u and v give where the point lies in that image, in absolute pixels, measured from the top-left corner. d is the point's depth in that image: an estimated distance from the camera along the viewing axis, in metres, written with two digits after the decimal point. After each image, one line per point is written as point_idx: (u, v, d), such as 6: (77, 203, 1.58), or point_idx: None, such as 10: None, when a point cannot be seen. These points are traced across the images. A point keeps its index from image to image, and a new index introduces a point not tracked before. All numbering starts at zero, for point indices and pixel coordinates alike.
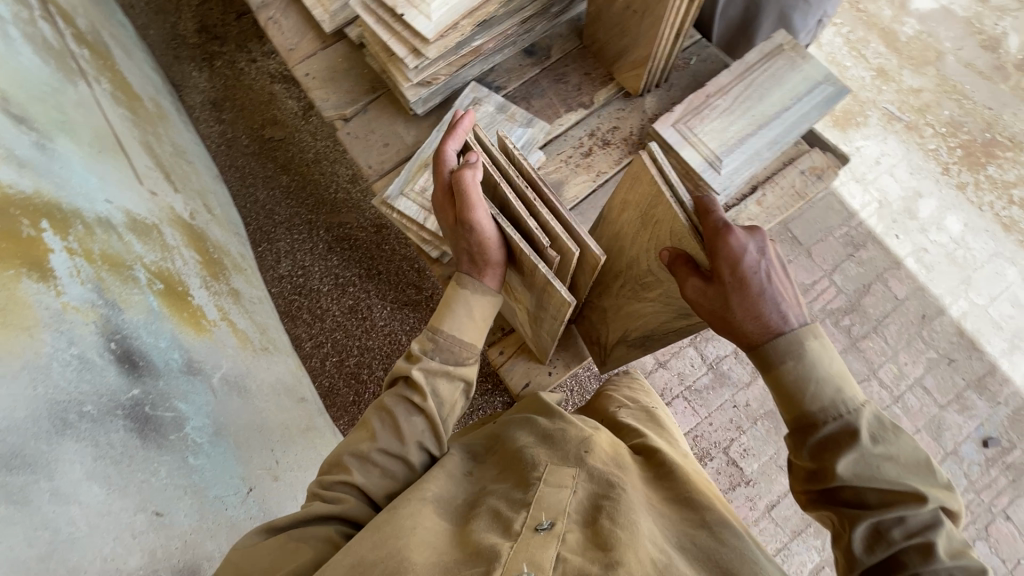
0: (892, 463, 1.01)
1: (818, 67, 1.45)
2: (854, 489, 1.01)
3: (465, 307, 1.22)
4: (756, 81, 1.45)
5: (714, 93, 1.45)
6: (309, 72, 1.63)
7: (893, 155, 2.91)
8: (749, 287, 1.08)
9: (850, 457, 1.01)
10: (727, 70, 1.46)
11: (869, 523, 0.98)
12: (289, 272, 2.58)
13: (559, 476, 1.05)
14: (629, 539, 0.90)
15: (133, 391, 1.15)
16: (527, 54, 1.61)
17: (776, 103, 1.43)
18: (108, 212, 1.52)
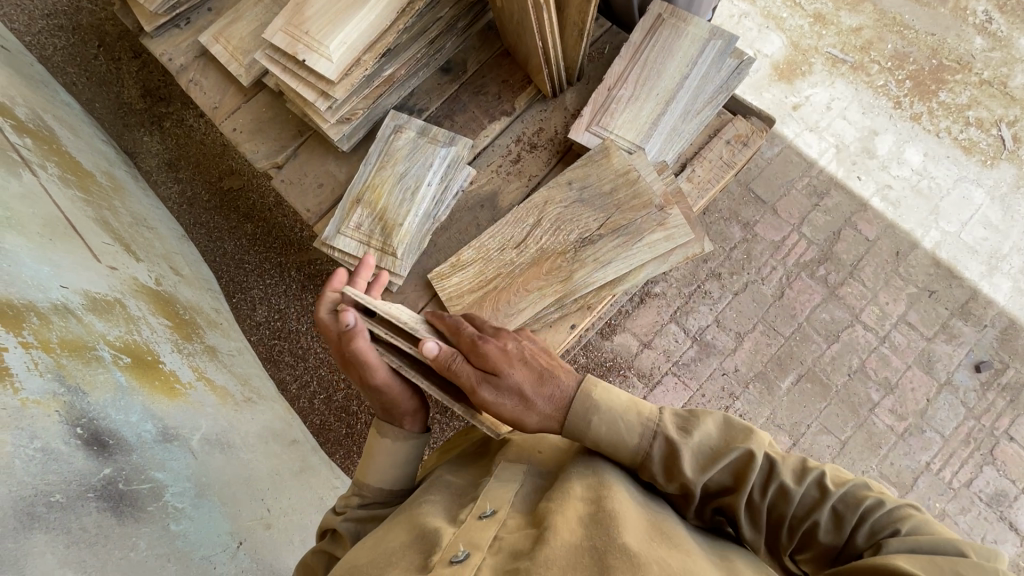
0: (707, 434, 1.05)
1: (701, 26, 1.45)
2: (712, 481, 1.03)
3: (388, 458, 1.32)
4: (649, 60, 1.45)
5: (614, 85, 1.45)
6: (236, 127, 1.65)
7: (843, 98, 2.90)
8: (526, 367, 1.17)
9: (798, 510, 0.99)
10: (618, 58, 1.46)
11: (796, 458, 1.03)
12: (266, 318, 2.63)
13: (512, 471, 1.11)
14: (560, 502, 0.98)
15: (104, 470, 1.19)
16: (443, 71, 1.61)
17: (675, 75, 1.43)
18: (63, 297, 1.54)
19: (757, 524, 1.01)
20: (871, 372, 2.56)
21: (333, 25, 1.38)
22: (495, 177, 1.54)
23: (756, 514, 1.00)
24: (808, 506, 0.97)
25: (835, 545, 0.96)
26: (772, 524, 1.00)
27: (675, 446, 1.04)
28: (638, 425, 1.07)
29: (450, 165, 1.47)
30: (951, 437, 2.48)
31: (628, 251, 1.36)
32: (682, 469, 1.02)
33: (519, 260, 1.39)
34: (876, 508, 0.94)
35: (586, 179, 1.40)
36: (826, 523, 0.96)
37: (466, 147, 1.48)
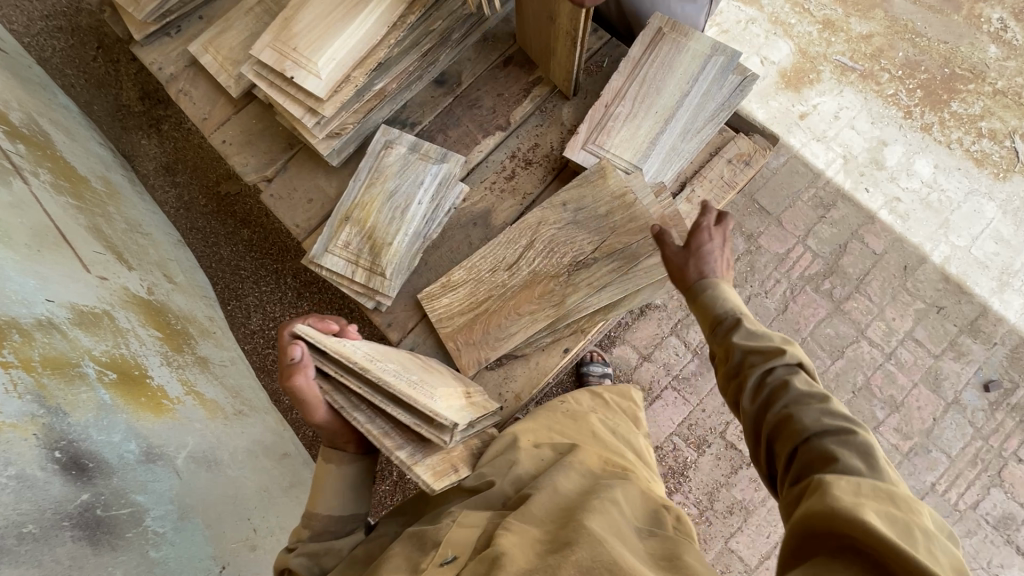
0: (769, 335, 1.09)
1: (703, 41, 1.40)
2: (748, 356, 1.07)
3: (336, 485, 1.31)
4: (648, 76, 1.40)
5: (611, 101, 1.40)
6: (226, 139, 1.62)
7: (851, 107, 2.84)
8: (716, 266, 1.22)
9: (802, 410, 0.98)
10: (616, 73, 1.41)
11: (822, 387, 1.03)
12: (261, 326, 2.60)
13: (476, 516, 1.14)
14: (517, 537, 1.03)
15: (81, 496, 1.16)
16: (437, 84, 1.58)
17: (675, 92, 1.38)
18: (49, 311, 1.52)
19: (755, 398, 1.05)
20: (876, 389, 2.50)
21: (321, 40, 1.33)
22: (488, 194, 1.50)
23: (759, 391, 1.05)
24: (805, 401, 0.99)
25: (802, 435, 0.96)
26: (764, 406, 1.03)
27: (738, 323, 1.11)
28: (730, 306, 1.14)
29: (441, 182, 1.43)
30: (957, 458, 2.42)
31: (625, 275, 1.31)
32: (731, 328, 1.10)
33: (512, 282, 1.35)
34: (861, 445, 0.92)
35: (581, 201, 1.36)
36: (809, 420, 0.97)
37: (458, 164, 1.43)
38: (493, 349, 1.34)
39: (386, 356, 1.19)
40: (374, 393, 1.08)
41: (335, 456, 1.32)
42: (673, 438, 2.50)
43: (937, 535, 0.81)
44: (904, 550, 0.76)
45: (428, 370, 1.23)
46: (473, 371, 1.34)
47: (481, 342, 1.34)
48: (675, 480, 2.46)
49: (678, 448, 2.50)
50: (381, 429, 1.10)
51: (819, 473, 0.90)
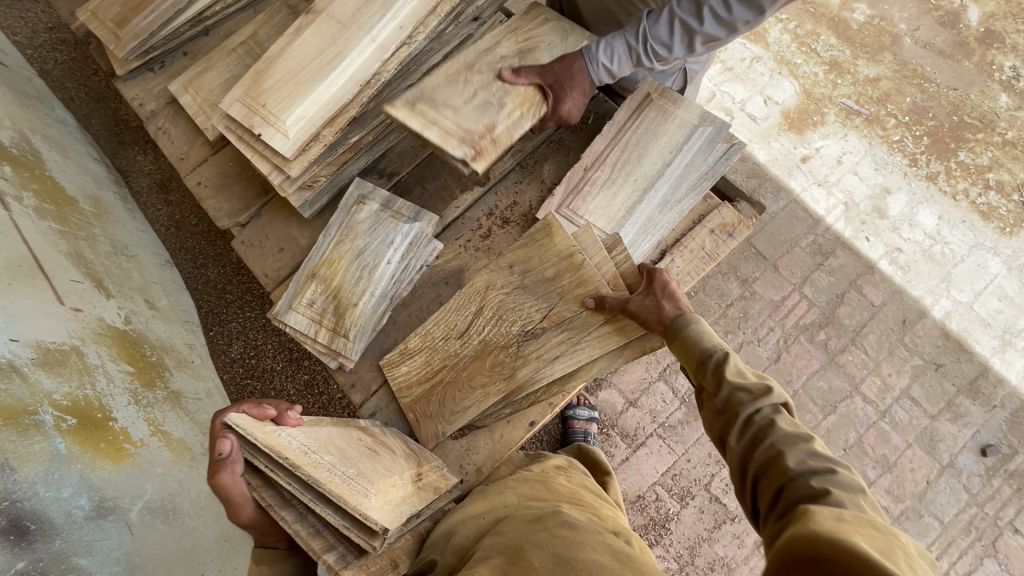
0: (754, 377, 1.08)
1: (691, 109, 1.35)
2: (736, 398, 1.05)
3: None
4: (631, 141, 1.35)
5: (592, 165, 1.35)
6: (201, 180, 1.59)
7: (855, 152, 2.77)
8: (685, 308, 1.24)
9: (792, 452, 0.94)
10: (599, 136, 1.37)
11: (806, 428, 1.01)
12: (242, 353, 2.56)
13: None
14: None
15: (16, 565, 1.12)
16: (417, 134, 1.54)
17: (657, 160, 1.33)
18: (11, 353, 1.49)
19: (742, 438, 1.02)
20: (868, 448, 2.42)
21: (292, 96, 1.29)
22: (462, 253, 1.46)
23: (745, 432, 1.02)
24: (788, 440, 0.96)
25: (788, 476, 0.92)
26: (750, 447, 1.00)
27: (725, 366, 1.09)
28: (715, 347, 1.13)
29: (412, 242, 1.38)
30: (950, 524, 2.33)
31: (575, 345, 1.27)
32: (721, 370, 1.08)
33: (462, 354, 1.32)
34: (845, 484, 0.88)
35: (528, 262, 1.32)
36: (793, 461, 0.93)
37: (431, 223, 1.39)
38: (450, 423, 1.30)
39: (324, 441, 1.07)
40: (301, 488, 0.93)
41: (267, 557, 1.17)
42: (656, 488, 2.44)
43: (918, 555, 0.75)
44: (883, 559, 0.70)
45: (374, 457, 1.12)
46: (432, 444, 1.30)
47: (435, 416, 1.31)
48: (656, 532, 2.38)
49: (660, 499, 2.43)
50: (309, 529, 0.97)
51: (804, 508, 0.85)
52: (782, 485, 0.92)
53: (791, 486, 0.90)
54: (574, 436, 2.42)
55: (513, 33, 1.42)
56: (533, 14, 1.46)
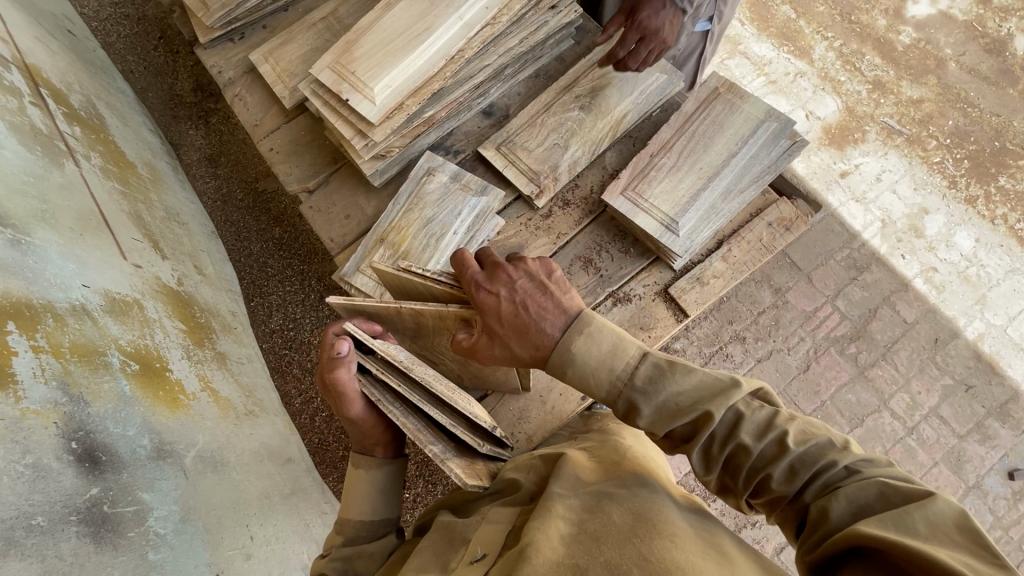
0: (679, 392, 0.96)
1: (757, 105, 1.40)
2: (675, 431, 0.96)
3: (366, 488, 1.33)
4: (697, 132, 1.40)
5: (657, 152, 1.40)
6: (273, 147, 1.66)
7: (894, 170, 2.79)
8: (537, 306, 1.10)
9: (775, 467, 0.90)
10: (666, 126, 1.42)
11: (768, 411, 0.94)
12: (281, 325, 2.59)
13: (502, 513, 1.08)
14: (542, 526, 0.94)
15: (91, 491, 1.16)
16: (485, 115, 1.60)
17: (721, 151, 1.38)
18: (83, 297, 1.56)
19: (710, 467, 0.96)
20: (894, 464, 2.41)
21: (380, 66, 1.36)
22: (522, 230, 1.49)
23: (712, 464, 0.96)
24: (765, 461, 0.90)
25: (787, 495, 0.90)
26: (727, 470, 0.95)
27: (636, 404, 0.98)
28: (607, 374, 1.01)
29: (479, 215, 1.43)
30: None
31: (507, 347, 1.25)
32: (637, 420, 0.99)
33: (452, 361, 1.39)
34: (839, 469, 0.86)
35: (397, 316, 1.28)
36: (781, 479, 0.89)
37: (497, 198, 1.44)
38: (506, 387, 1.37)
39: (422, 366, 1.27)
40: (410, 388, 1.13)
41: (364, 461, 1.35)
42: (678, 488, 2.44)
43: (932, 494, 0.78)
44: (898, 544, 0.71)
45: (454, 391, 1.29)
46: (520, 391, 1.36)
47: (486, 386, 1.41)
48: None
49: None
50: (415, 426, 1.12)
51: (818, 533, 0.82)
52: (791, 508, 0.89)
53: (796, 507, 0.89)
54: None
55: (592, 66, 1.58)
56: (615, 43, 1.59)
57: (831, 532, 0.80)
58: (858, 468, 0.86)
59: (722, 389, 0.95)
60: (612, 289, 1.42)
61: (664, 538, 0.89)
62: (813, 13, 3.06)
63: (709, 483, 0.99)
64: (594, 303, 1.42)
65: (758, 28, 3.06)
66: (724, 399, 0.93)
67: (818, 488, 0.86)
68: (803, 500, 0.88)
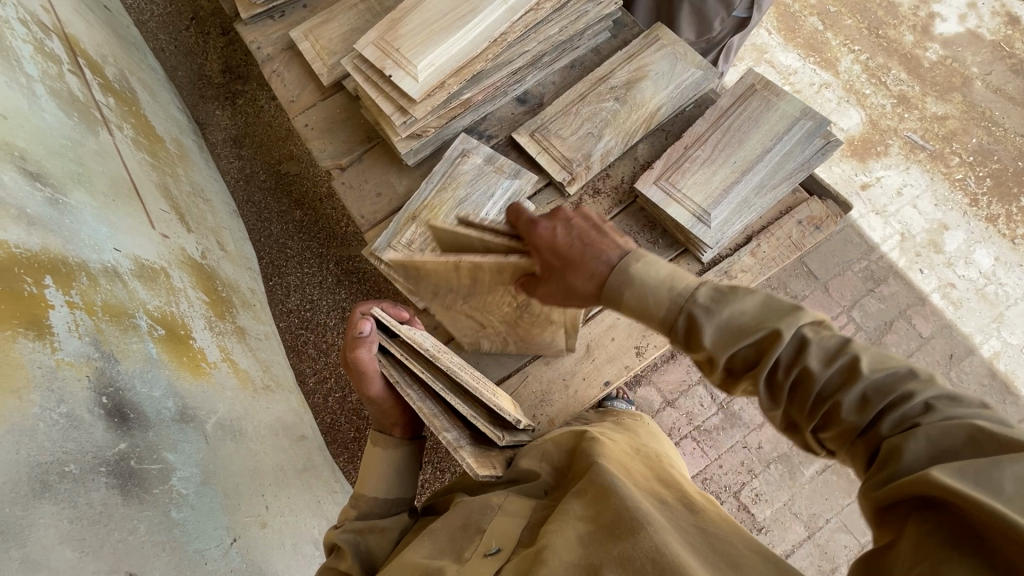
0: (742, 311, 0.87)
1: (793, 103, 1.41)
2: (737, 355, 0.86)
3: (382, 466, 1.35)
4: (733, 126, 1.41)
5: (692, 144, 1.41)
6: (309, 123, 1.68)
7: (916, 185, 2.79)
8: (594, 236, 1.01)
9: (846, 393, 0.78)
10: (702, 119, 1.44)
11: (837, 335, 0.82)
12: (298, 306, 2.60)
13: (519, 504, 1.07)
14: (559, 525, 0.93)
15: (119, 445, 1.17)
16: (519, 102, 1.62)
17: (756, 146, 1.38)
18: (115, 260, 1.58)
19: (776, 398, 0.85)
20: None
21: (425, 45, 1.39)
22: None
23: (777, 394, 0.85)
24: (835, 386, 0.79)
25: (855, 427, 0.78)
26: (794, 402, 0.84)
27: (696, 320, 0.88)
28: (666, 292, 0.92)
29: (511, 197, 1.45)
30: None
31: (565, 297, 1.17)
32: (698, 340, 0.87)
33: (501, 321, 1.33)
34: (916, 403, 0.74)
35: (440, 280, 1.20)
36: (852, 407, 0.78)
37: (530, 183, 1.45)
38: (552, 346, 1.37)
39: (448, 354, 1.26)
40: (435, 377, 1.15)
41: (382, 440, 1.37)
42: None
43: None
44: (966, 499, 0.61)
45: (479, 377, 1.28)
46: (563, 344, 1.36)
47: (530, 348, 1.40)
48: None
49: None
50: (431, 410, 1.14)
51: (887, 471, 0.72)
52: (856, 440, 0.78)
53: (863, 441, 0.77)
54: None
55: (627, 59, 1.59)
56: (653, 37, 1.60)
57: (901, 475, 0.69)
58: (948, 406, 0.72)
59: (788, 307, 0.85)
60: None
61: (673, 531, 0.87)
62: (841, 25, 3.07)
63: (774, 419, 0.88)
64: None
65: (784, 38, 3.07)
66: (791, 318, 0.83)
67: (894, 424, 0.74)
68: (872, 433, 0.76)
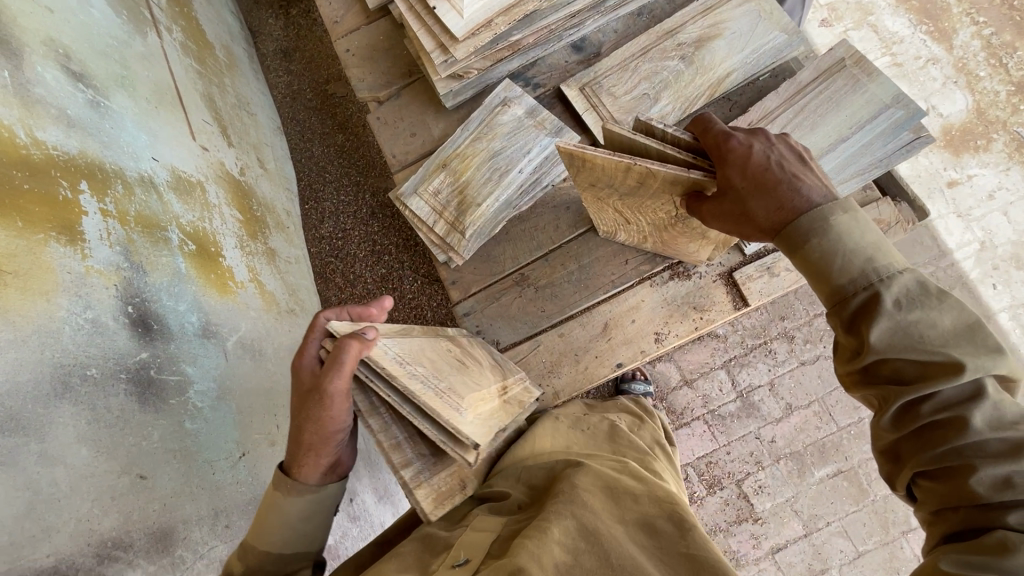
0: (933, 325, 0.77)
1: (885, 87, 1.22)
2: (892, 362, 0.79)
3: (286, 519, 1.04)
4: (809, 107, 1.24)
5: (757, 121, 1.26)
6: (350, 48, 1.60)
7: (1012, 190, 2.48)
8: (796, 172, 0.88)
9: (991, 468, 0.71)
10: (774, 94, 1.28)
11: (1019, 408, 0.73)
12: (331, 233, 2.61)
13: (490, 521, 1.02)
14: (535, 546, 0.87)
15: (141, 354, 1.23)
16: (575, 49, 1.49)
17: (831, 134, 1.22)
18: (152, 170, 1.59)
19: (902, 423, 0.79)
20: None
21: None
22: None
23: (907, 420, 0.79)
24: (984, 454, 0.72)
25: (977, 501, 0.72)
26: (916, 437, 0.78)
27: (879, 304, 0.78)
28: (860, 263, 0.80)
29: (548, 156, 1.35)
30: None
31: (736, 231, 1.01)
32: (869, 328, 0.78)
33: (650, 224, 1.19)
34: None
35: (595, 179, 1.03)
36: (987, 483, 0.71)
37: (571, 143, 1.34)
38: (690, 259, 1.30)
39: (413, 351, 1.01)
40: (401, 403, 0.89)
41: (283, 486, 1.04)
42: (687, 469, 2.43)
43: None
44: None
45: (463, 367, 1.10)
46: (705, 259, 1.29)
47: (666, 251, 1.32)
48: None
49: (689, 480, 2.43)
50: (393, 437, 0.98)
51: (976, 553, 0.68)
52: (967, 509, 0.73)
53: (966, 514, 0.73)
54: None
55: (703, 12, 1.41)
56: None
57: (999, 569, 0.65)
58: None
59: (987, 348, 0.75)
60: (672, 260, 1.35)
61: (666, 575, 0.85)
62: None
63: (876, 438, 0.83)
64: (649, 271, 1.35)
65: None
66: (986, 363, 0.74)
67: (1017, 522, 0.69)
68: (988, 513, 0.71)
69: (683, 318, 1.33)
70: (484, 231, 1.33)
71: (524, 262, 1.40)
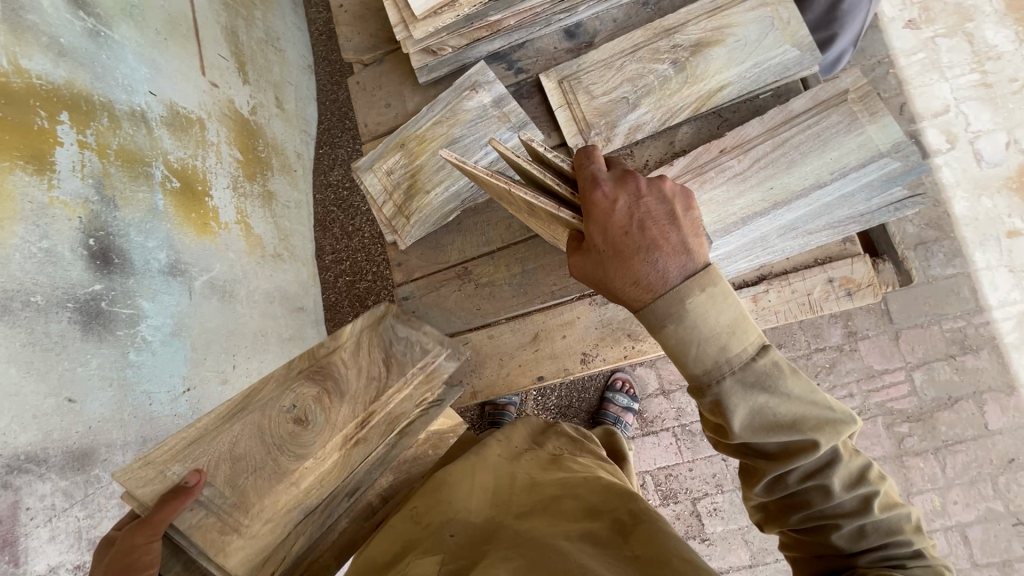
0: (782, 403, 0.73)
1: (885, 134, 1.08)
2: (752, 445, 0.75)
3: None
4: (790, 143, 1.12)
5: (729, 149, 1.14)
6: (344, 5, 1.56)
7: None
8: (661, 232, 0.78)
9: (849, 521, 0.76)
10: (757, 121, 1.14)
11: (863, 461, 0.76)
12: (338, 182, 2.61)
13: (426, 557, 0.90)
14: None
15: (94, 286, 1.32)
16: (567, 35, 1.37)
17: (808, 176, 1.10)
18: (145, 104, 1.64)
19: (772, 491, 0.79)
20: None
21: None
22: None
23: (776, 488, 0.78)
24: (843, 513, 0.76)
25: (838, 549, 0.77)
26: (786, 499, 0.79)
27: (729, 396, 0.72)
28: (714, 352, 0.73)
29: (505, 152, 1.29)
30: None
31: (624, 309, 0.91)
32: (727, 420, 0.73)
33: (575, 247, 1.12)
34: (905, 548, 0.75)
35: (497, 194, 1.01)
36: (846, 533, 0.76)
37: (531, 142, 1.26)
38: None
39: (220, 455, 1.10)
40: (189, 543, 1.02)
41: None
42: (644, 476, 2.40)
43: None
44: None
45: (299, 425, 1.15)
46: None
47: None
48: None
49: (644, 487, 2.40)
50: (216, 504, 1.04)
51: None
52: (826, 554, 0.78)
53: (825, 556, 0.79)
54: (603, 416, 2.36)
55: (709, 13, 1.26)
56: None
57: None
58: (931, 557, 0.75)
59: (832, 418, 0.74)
60: None
61: None
62: None
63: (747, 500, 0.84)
64: (591, 289, 1.29)
65: (1007, 5, 2.21)
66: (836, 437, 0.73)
67: (866, 559, 0.76)
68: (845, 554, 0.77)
69: (614, 343, 1.29)
70: (421, 220, 1.31)
71: (469, 255, 1.36)
